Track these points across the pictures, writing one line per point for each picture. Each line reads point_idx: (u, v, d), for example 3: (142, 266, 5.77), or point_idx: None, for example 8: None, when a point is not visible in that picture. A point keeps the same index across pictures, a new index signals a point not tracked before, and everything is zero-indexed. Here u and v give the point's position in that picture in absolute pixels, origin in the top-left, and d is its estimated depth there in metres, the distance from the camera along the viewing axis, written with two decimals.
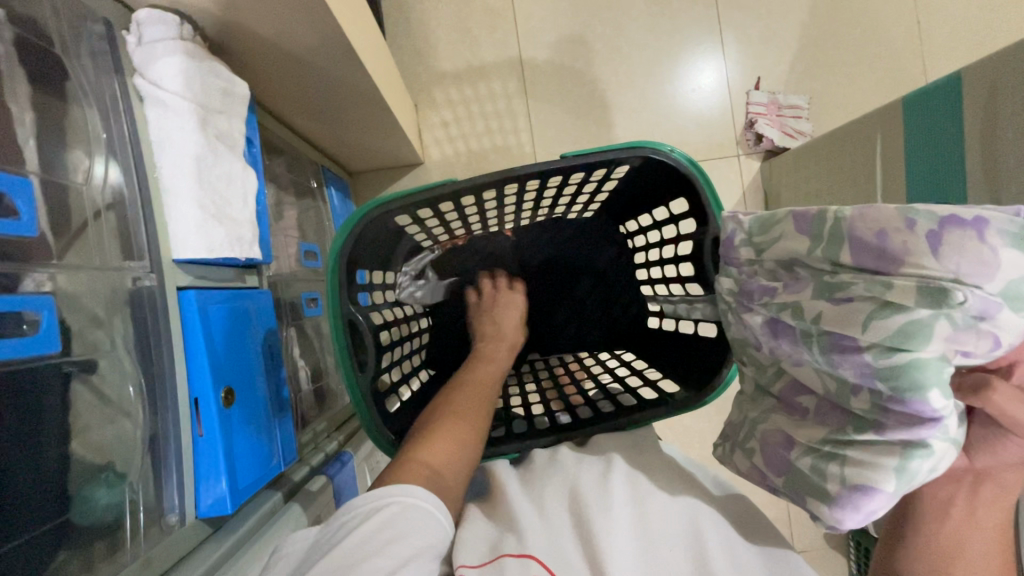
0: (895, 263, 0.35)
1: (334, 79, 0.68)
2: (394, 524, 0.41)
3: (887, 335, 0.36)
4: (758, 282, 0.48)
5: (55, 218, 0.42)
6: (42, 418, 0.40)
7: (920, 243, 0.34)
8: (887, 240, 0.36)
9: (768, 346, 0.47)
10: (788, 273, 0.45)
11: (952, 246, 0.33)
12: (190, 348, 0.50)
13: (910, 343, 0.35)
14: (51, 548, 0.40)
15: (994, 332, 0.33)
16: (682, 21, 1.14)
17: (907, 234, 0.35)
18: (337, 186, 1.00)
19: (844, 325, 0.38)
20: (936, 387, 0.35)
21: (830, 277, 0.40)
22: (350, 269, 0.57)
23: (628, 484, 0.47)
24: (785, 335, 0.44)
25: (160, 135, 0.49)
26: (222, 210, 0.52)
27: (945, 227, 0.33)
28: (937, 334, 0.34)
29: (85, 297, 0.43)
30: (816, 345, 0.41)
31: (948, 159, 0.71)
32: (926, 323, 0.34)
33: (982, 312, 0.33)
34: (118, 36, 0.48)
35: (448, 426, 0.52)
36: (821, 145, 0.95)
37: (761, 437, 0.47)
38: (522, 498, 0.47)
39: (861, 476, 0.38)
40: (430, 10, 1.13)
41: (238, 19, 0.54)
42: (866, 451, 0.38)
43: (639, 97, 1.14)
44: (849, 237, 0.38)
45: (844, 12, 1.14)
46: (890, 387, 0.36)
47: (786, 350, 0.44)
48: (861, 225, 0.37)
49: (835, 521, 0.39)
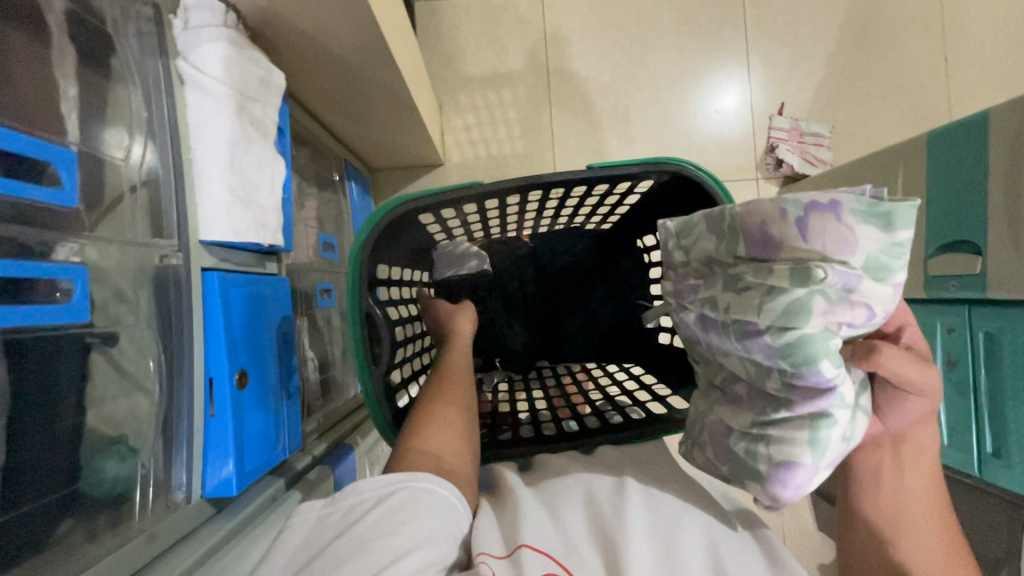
0: (777, 249, 0.38)
1: (365, 75, 0.70)
2: (407, 506, 0.43)
3: (776, 316, 0.38)
4: (688, 281, 0.49)
5: (91, 191, 0.42)
6: (60, 385, 0.41)
7: (792, 229, 0.37)
8: (768, 227, 0.38)
9: (704, 341, 0.48)
10: (708, 271, 0.46)
11: (816, 229, 0.35)
12: (208, 328, 0.51)
13: (795, 321, 0.37)
14: (57, 515, 0.40)
15: (864, 301, 0.36)
16: (710, 42, 1.15)
17: (782, 222, 0.37)
18: (358, 181, 1.01)
19: (746, 312, 0.40)
20: (826, 355, 0.37)
21: (733, 270, 0.42)
22: (371, 264, 0.57)
23: (642, 494, 0.47)
24: (712, 328, 0.45)
25: (196, 118, 0.49)
26: (250, 196, 0.53)
27: (810, 213, 0.36)
28: (815, 310, 0.36)
29: (113, 272, 0.44)
30: (732, 332, 0.43)
31: (969, 196, 0.71)
32: (806, 299, 0.36)
33: (846, 285, 0.35)
34: (166, 18, 0.49)
35: (440, 422, 0.52)
36: (841, 174, 0.94)
37: (709, 431, 0.48)
38: (528, 497, 0.48)
39: (782, 453, 0.40)
40: (461, 14, 1.14)
41: (278, 10, 0.55)
42: (782, 426, 0.40)
43: (663, 115, 1.15)
44: (743, 232, 0.41)
45: (871, 44, 1.15)
46: (790, 363, 0.38)
47: (716, 343, 0.46)
48: (748, 218, 0.40)
49: (772, 499, 0.42)
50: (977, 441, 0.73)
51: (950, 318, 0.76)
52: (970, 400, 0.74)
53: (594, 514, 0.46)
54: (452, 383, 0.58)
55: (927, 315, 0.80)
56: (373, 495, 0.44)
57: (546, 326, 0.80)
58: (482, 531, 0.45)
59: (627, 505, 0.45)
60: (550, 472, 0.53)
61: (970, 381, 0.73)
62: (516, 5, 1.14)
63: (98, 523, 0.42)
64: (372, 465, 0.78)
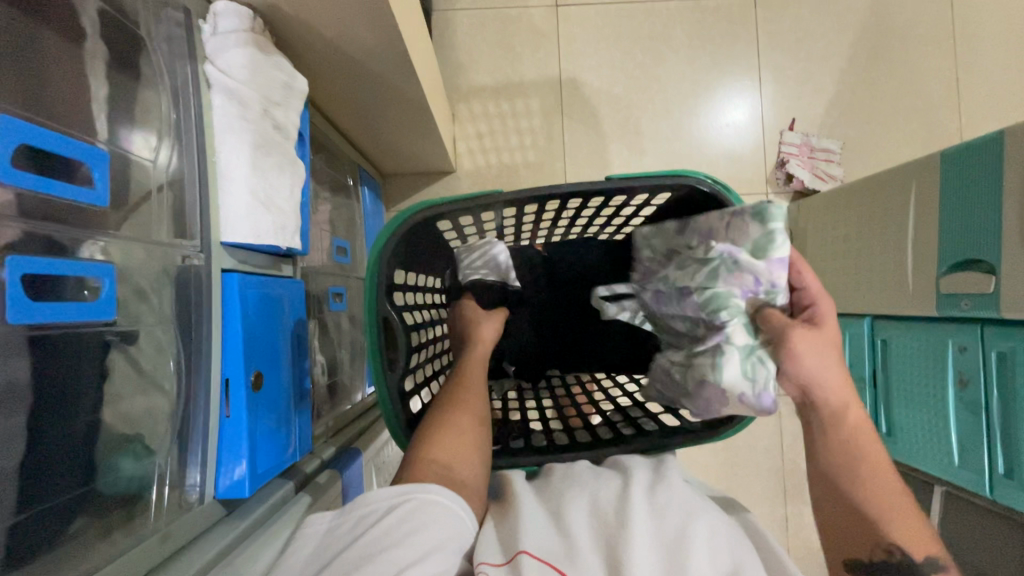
0: (715, 238, 0.56)
1: (385, 82, 0.71)
2: (416, 516, 0.43)
3: (703, 280, 0.57)
4: (655, 267, 0.68)
5: (118, 191, 0.43)
6: (80, 382, 0.41)
7: (722, 224, 0.54)
8: (711, 226, 0.56)
9: (658, 310, 0.68)
10: (670, 259, 0.64)
11: (730, 222, 0.53)
12: (227, 329, 0.51)
13: (711, 282, 0.56)
14: (71, 513, 0.40)
15: (752, 270, 0.52)
16: (722, 57, 1.16)
17: (719, 220, 0.55)
18: (370, 186, 1.02)
19: (687, 281, 0.59)
20: (727, 307, 0.54)
21: (686, 256, 0.61)
22: (389, 268, 0.58)
23: (648, 502, 0.47)
24: (664, 297, 0.65)
25: (222, 121, 0.50)
26: (271, 198, 0.53)
27: (728, 213, 0.53)
28: (721, 276, 0.55)
29: (136, 272, 0.44)
30: (678, 297, 0.61)
31: (983, 216, 0.71)
32: (716, 268, 0.55)
33: (733, 255, 0.53)
34: (195, 23, 0.50)
35: (452, 432, 0.52)
36: (852, 191, 0.95)
37: (656, 371, 0.67)
38: (531, 504, 0.48)
39: (698, 375, 0.55)
40: (475, 23, 1.15)
41: (304, 18, 0.56)
42: (701, 355, 0.56)
43: (673, 128, 1.15)
44: (695, 230, 0.58)
45: (884, 62, 1.15)
46: (706, 312, 0.57)
47: (666, 307, 0.65)
48: (703, 220, 0.57)
49: (695, 410, 0.57)
50: (989, 461, 0.74)
51: (962, 336, 0.76)
52: (983, 418, 0.74)
53: (603, 519, 0.46)
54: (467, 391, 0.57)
55: (938, 332, 0.80)
56: (382, 506, 0.44)
57: (556, 335, 0.80)
58: (484, 540, 0.45)
59: (633, 510, 0.45)
60: (557, 479, 0.53)
61: (982, 401, 0.74)
62: (531, 16, 1.16)
63: (111, 522, 0.42)
64: (379, 470, 0.78)
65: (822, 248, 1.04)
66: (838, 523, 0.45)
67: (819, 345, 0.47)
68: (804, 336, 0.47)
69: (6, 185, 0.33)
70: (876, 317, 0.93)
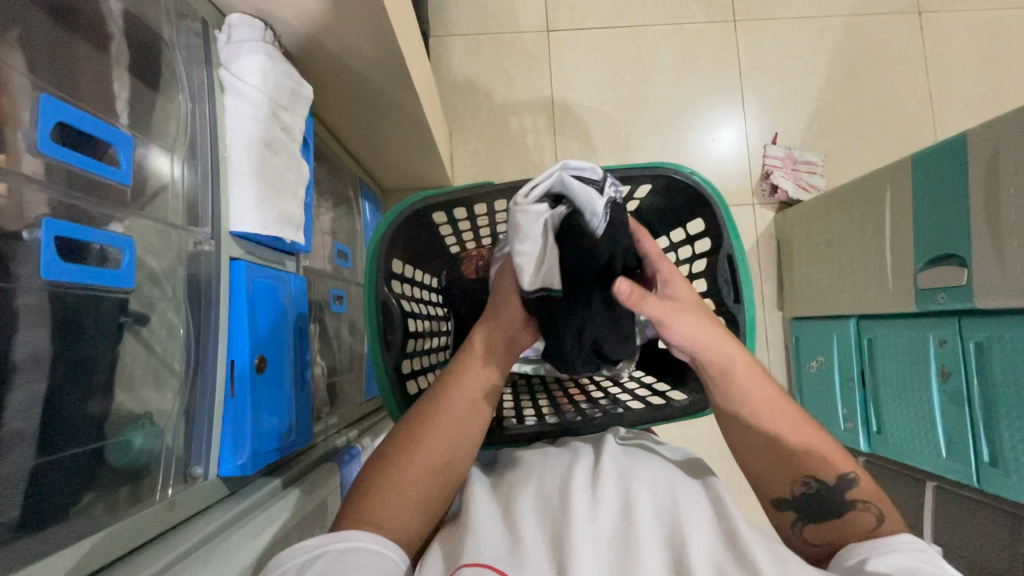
0: None
1: (386, 97, 0.75)
2: (335, 568, 0.38)
3: None
4: None
5: (138, 181, 0.46)
6: (95, 356, 0.43)
7: None
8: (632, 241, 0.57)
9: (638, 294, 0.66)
10: None
11: None
12: (234, 314, 0.55)
13: None
14: (83, 484, 0.41)
15: None
16: (706, 77, 1.22)
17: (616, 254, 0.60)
18: (370, 200, 1.06)
19: None
20: None
21: None
22: (388, 257, 0.62)
23: (616, 472, 0.48)
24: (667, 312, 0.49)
25: (233, 121, 0.55)
26: (276, 193, 0.58)
27: None
28: None
29: (150, 256, 0.47)
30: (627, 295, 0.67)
31: (954, 211, 0.75)
32: None
33: None
34: (212, 34, 0.55)
35: (397, 486, 0.46)
36: (832, 198, 0.99)
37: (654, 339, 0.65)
38: (480, 499, 0.47)
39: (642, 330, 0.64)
40: (471, 49, 1.22)
41: (311, 34, 0.61)
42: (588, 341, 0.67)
43: (662, 144, 1.21)
44: None
45: (860, 80, 1.21)
46: None
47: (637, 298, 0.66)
48: None
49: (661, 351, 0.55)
50: (975, 451, 0.75)
51: (942, 331, 0.79)
52: (966, 409, 0.76)
53: (549, 505, 0.46)
54: (426, 442, 0.48)
55: (921, 328, 0.83)
56: (296, 564, 0.38)
57: None
58: (435, 549, 0.44)
59: (609, 485, 0.46)
60: (509, 469, 0.52)
61: (965, 392, 0.76)
62: (524, 40, 1.22)
63: (118, 497, 0.44)
64: None
65: (808, 253, 1.07)
66: (753, 470, 0.51)
67: (686, 315, 0.49)
68: (676, 312, 0.49)
69: (40, 155, 0.37)
70: (861, 317, 0.96)
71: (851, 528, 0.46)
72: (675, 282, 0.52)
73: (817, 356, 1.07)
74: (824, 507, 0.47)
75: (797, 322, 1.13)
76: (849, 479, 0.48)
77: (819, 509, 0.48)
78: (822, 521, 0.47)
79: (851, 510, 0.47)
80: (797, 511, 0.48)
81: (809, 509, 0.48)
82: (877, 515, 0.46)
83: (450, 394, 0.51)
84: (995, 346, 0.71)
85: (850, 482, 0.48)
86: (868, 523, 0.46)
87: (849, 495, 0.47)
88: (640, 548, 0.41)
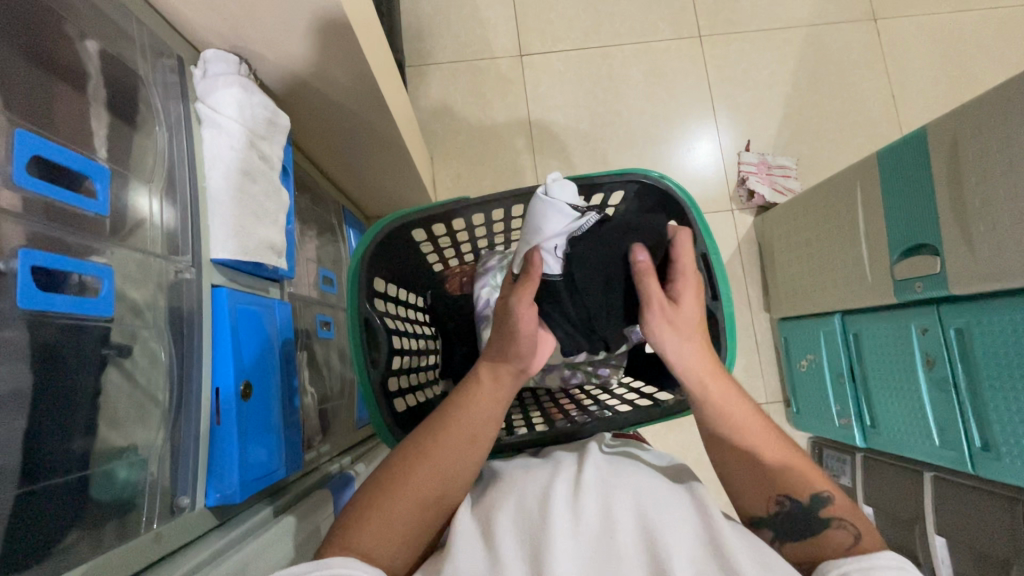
0: None
1: (364, 126, 0.77)
2: None
3: None
4: None
5: (116, 213, 0.47)
6: (76, 389, 0.42)
7: None
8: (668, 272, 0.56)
9: None
10: None
11: None
12: (218, 340, 0.55)
13: None
14: (67, 521, 0.40)
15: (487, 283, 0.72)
16: (677, 91, 1.26)
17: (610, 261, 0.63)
18: (355, 227, 1.07)
19: None
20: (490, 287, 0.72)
21: None
22: (369, 275, 0.63)
23: (597, 481, 0.48)
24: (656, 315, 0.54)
25: (210, 151, 0.56)
26: (254, 220, 0.58)
27: None
28: None
29: (130, 286, 0.47)
30: None
31: (920, 201, 0.77)
32: None
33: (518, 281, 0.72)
34: (188, 69, 0.57)
35: (385, 513, 0.45)
36: (807, 199, 1.01)
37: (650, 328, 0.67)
38: (466, 522, 0.46)
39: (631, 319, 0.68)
40: (448, 76, 1.25)
41: (285, 67, 0.62)
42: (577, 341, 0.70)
43: (639, 157, 1.23)
44: None
45: (824, 86, 1.26)
46: None
47: None
48: None
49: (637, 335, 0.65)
50: (967, 437, 0.76)
51: (923, 319, 0.80)
52: (953, 395, 0.77)
53: (530, 518, 0.45)
54: (417, 470, 0.48)
55: (903, 318, 0.84)
56: None
57: None
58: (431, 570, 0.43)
59: (589, 498, 0.46)
60: (495, 482, 0.52)
61: (950, 379, 0.77)
62: (498, 66, 1.26)
63: (105, 532, 0.43)
64: None
65: (789, 254, 1.09)
66: (738, 494, 0.50)
67: (675, 327, 0.53)
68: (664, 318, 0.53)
69: (17, 188, 0.38)
70: (845, 312, 0.98)
71: (829, 543, 0.45)
72: (686, 295, 0.55)
73: (807, 355, 1.08)
74: (801, 524, 0.47)
75: (784, 322, 1.14)
76: (824, 497, 0.47)
77: (796, 527, 0.47)
78: (797, 540, 0.47)
79: (826, 528, 0.46)
80: (775, 530, 0.48)
81: (789, 529, 0.47)
82: (853, 532, 0.45)
83: (448, 424, 0.51)
84: (976, 331, 0.72)
85: (824, 501, 0.47)
86: (844, 540, 0.45)
87: (824, 513, 0.47)
88: (620, 564, 0.42)
